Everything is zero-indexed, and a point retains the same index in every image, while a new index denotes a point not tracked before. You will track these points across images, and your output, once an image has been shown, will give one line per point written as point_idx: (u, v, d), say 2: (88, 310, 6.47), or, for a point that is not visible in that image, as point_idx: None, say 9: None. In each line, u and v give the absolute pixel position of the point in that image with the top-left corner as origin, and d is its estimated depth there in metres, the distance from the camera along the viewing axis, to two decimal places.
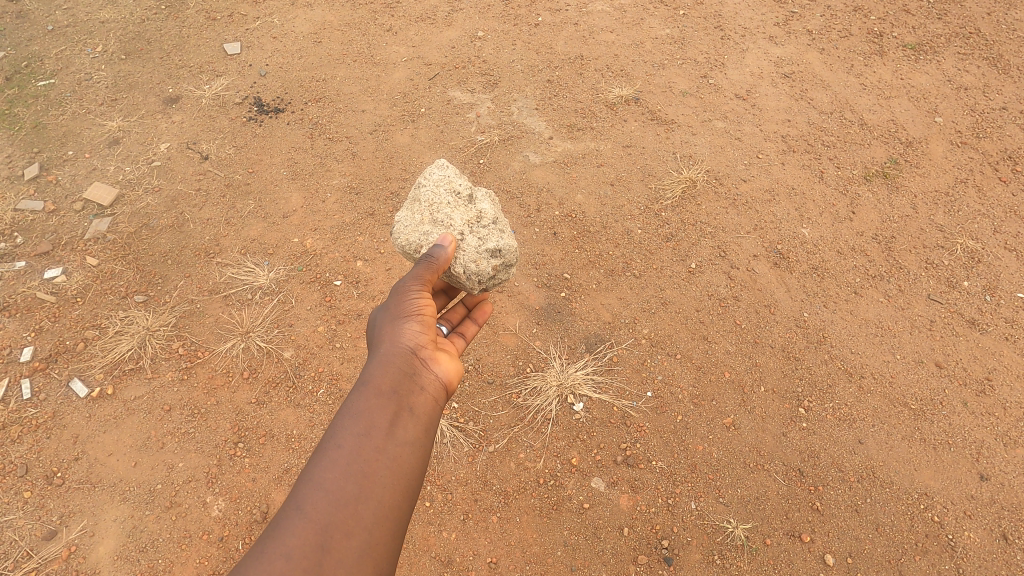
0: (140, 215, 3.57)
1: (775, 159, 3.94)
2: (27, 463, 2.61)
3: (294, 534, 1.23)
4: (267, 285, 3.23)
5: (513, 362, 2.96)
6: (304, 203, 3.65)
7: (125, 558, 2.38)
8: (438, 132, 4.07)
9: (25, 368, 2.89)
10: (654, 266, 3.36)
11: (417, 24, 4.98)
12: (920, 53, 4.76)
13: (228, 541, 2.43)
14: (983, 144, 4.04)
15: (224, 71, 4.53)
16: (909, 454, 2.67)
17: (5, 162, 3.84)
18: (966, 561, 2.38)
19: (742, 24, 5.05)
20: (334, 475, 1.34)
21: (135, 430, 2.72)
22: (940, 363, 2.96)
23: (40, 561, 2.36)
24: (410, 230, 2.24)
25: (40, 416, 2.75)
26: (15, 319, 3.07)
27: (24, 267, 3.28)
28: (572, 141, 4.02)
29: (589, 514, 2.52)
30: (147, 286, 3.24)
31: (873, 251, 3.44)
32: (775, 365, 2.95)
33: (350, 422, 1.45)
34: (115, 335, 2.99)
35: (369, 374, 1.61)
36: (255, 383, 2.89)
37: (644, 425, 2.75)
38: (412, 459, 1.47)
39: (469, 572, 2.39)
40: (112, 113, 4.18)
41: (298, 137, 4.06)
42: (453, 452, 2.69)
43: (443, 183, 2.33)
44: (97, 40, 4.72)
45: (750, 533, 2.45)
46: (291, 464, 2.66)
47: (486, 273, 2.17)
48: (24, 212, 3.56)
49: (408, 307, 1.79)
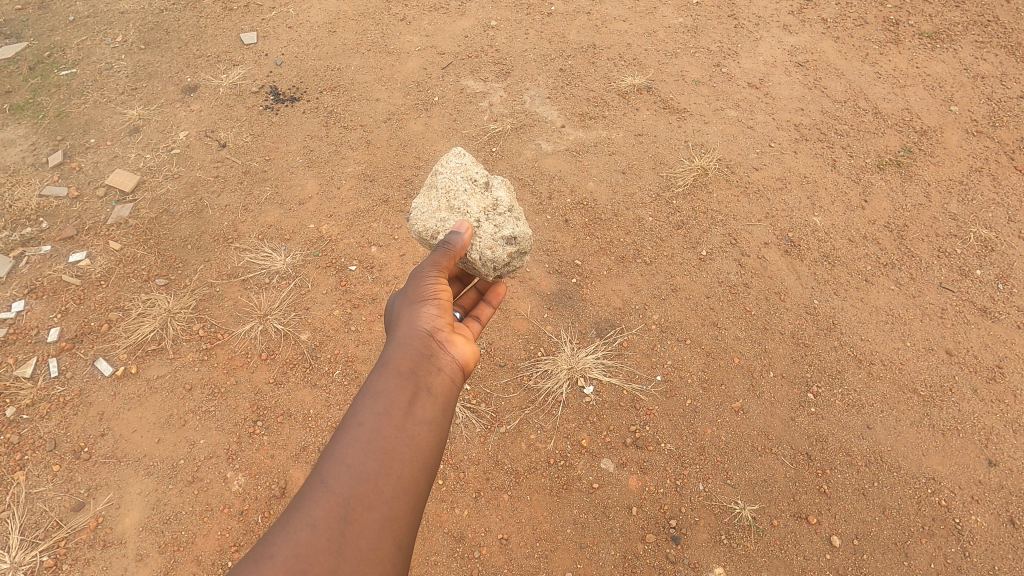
0: (160, 201, 3.66)
1: (787, 148, 3.94)
2: (56, 438, 2.70)
3: (318, 506, 1.30)
4: (284, 269, 3.30)
5: (524, 346, 3.01)
6: (320, 190, 3.71)
7: (150, 530, 2.47)
8: (452, 121, 4.11)
9: (52, 348, 2.99)
10: (664, 253, 3.38)
11: (431, 14, 5.01)
12: (936, 41, 4.72)
13: (248, 515, 2.52)
14: (1000, 133, 4.01)
15: (240, 60, 4.60)
16: (918, 440, 2.69)
17: (29, 150, 3.93)
18: (972, 544, 2.41)
19: (756, 12, 5.03)
20: (355, 452, 1.40)
21: (157, 408, 2.81)
22: (951, 350, 2.97)
23: (69, 530, 2.45)
24: (427, 217, 2.30)
25: (67, 394, 2.84)
26: (42, 301, 3.17)
27: (50, 251, 3.38)
28: (584, 130, 4.04)
29: (598, 493, 2.57)
30: (168, 270, 3.32)
31: (885, 239, 3.44)
32: (785, 351, 2.97)
33: (371, 401, 1.50)
34: (138, 317, 3.08)
35: (388, 356, 1.66)
36: (273, 364, 2.97)
37: (653, 409, 2.79)
38: (430, 437, 1.52)
39: (480, 548, 2.45)
40: (132, 102, 4.26)
41: (313, 125, 4.12)
42: (465, 432, 2.75)
43: (459, 170, 2.38)
44: (117, 31, 4.81)
45: (757, 514, 2.49)
46: (307, 442, 2.74)
47: (501, 259, 2.21)
48: (49, 198, 3.66)
49: (425, 292, 1.84)
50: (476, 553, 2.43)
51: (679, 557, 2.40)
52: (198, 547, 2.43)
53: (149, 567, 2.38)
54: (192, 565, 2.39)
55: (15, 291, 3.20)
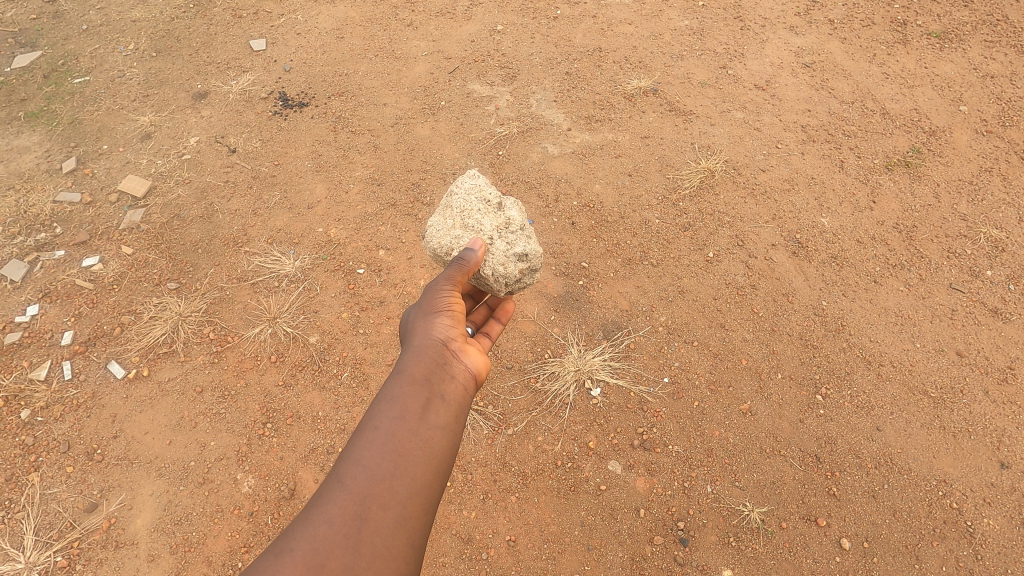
0: (172, 207, 3.71)
1: (795, 149, 3.93)
2: (69, 440, 2.74)
3: (335, 504, 1.30)
4: (292, 273, 3.33)
5: (531, 349, 3.01)
6: (328, 194, 3.75)
7: (162, 531, 2.49)
8: (459, 124, 4.15)
9: (66, 351, 3.03)
10: (671, 255, 3.38)
11: (437, 19, 5.05)
12: (945, 41, 4.70)
13: (258, 516, 2.54)
14: (1010, 132, 3.98)
15: (250, 67, 4.66)
16: (929, 442, 2.66)
17: (43, 156, 3.99)
18: (985, 547, 2.38)
19: (762, 14, 5.03)
20: (371, 453, 1.41)
21: (169, 410, 2.84)
22: (962, 352, 2.95)
23: (83, 531, 2.48)
24: (441, 234, 2.32)
25: (81, 396, 2.88)
26: (56, 305, 3.22)
27: (63, 256, 3.43)
28: (590, 133, 4.06)
29: (605, 495, 2.57)
30: (179, 274, 3.36)
31: (893, 240, 3.42)
32: (793, 353, 2.96)
33: (386, 406, 1.52)
34: (150, 320, 3.12)
35: (403, 363, 1.68)
36: (282, 366, 3.00)
37: (661, 410, 2.79)
38: (443, 441, 1.53)
39: (488, 550, 2.45)
40: (144, 108, 4.33)
41: (321, 130, 4.16)
42: (473, 434, 2.76)
43: (474, 191, 2.39)
44: (129, 39, 4.89)
45: (766, 516, 2.48)
46: (317, 444, 2.76)
47: (513, 275, 2.23)
48: (62, 204, 3.71)
49: (440, 303, 1.86)
50: (484, 555, 2.44)
51: (687, 560, 2.40)
52: (209, 548, 2.45)
53: (161, 567, 2.41)
54: (203, 566, 2.41)
55: (30, 295, 3.25)
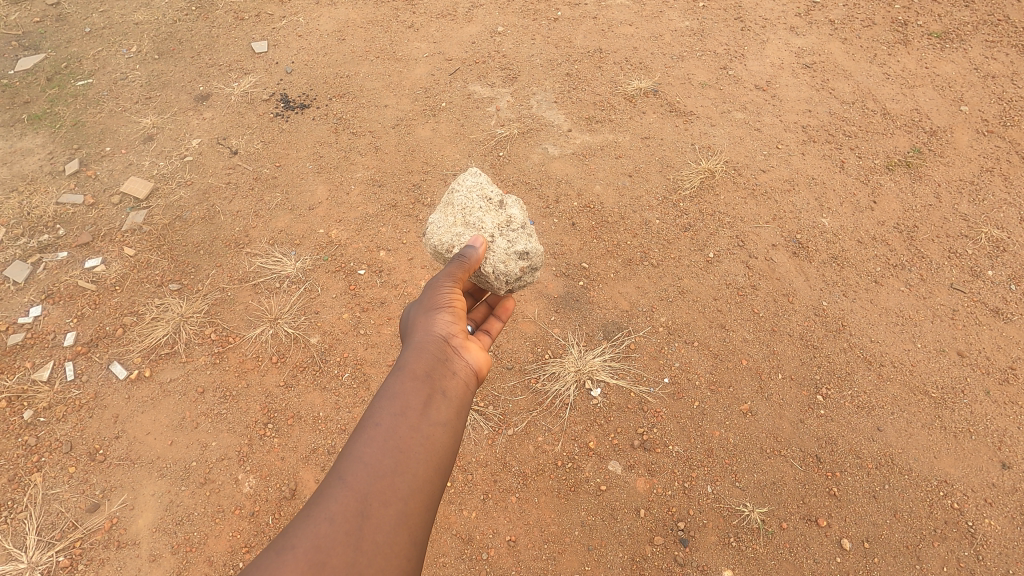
0: (174, 208, 3.72)
1: (795, 149, 3.93)
2: (72, 440, 2.75)
3: (336, 501, 1.31)
4: (294, 274, 3.35)
5: (532, 349, 3.02)
6: (329, 195, 3.76)
7: (163, 531, 2.50)
8: (459, 126, 4.15)
9: (69, 352, 3.05)
10: (671, 255, 3.38)
11: (438, 21, 5.07)
12: (946, 41, 4.69)
13: (259, 516, 2.55)
14: (1011, 132, 3.97)
15: (252, 68, 4.68)
16: (930, 442, 2.66)
17: (47, 158, 4.01)
18: (986, 547, 2.38)
19: (762, 15, 5.03)
20: (372, 450, 1.41)
21: (170, 410, 2.85)
22: (963, 352, 2.94)
23: (85, 531, 2.50)
24: (442, 232, 2.32)
25: (83, 397, 2.89)
26: (59, 306, 3.23)
27: (66, 257, 3.45)
28: (591, 133, 4.06)
29: (606, 495, 2.57)
30: (181, 275, 3.38)
31: (894, 240, 3.42)
32: (793, 353, 2.96)
33: (388, 402, 1.52)
34: (152, 321, 3.14)
35: (404, 360, 1.69)
36: (283, 367, 3.00)
37: (661, 411, 2.79)
38: (445, 438, 1.53)
39: (488, 550, 2.45)
40: (146, 110, 4.35)
41: (323, 132, 4.18)
42: (473, 434, 2.76)
43: (476, 189, 2.41)
44: (132, 41, 4.91)
45: (766, 517, 2.48)
46: (318, 444, 2.76)
47: (513, 273, 2.23)
48: (65, 205, 3.73)
49: (440, 300, 1.87)
50: (484, 555, 2.44)
51: (687, 560, 2.40)
52: (210, 548, 2.46)
53: (162, 567, 2.41)
54: (204, 566, 2.42)
55: (33, 296, 3.27)
